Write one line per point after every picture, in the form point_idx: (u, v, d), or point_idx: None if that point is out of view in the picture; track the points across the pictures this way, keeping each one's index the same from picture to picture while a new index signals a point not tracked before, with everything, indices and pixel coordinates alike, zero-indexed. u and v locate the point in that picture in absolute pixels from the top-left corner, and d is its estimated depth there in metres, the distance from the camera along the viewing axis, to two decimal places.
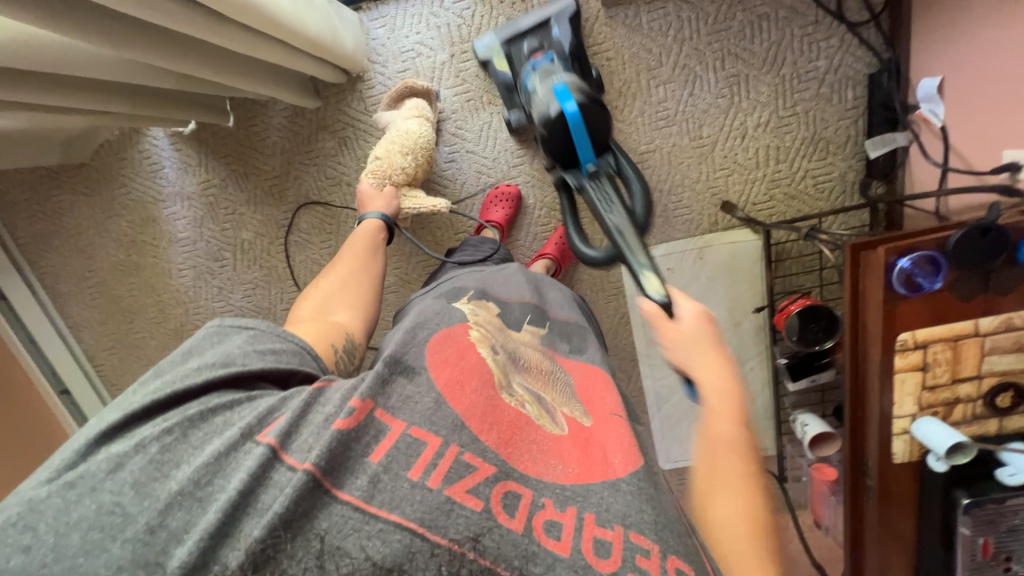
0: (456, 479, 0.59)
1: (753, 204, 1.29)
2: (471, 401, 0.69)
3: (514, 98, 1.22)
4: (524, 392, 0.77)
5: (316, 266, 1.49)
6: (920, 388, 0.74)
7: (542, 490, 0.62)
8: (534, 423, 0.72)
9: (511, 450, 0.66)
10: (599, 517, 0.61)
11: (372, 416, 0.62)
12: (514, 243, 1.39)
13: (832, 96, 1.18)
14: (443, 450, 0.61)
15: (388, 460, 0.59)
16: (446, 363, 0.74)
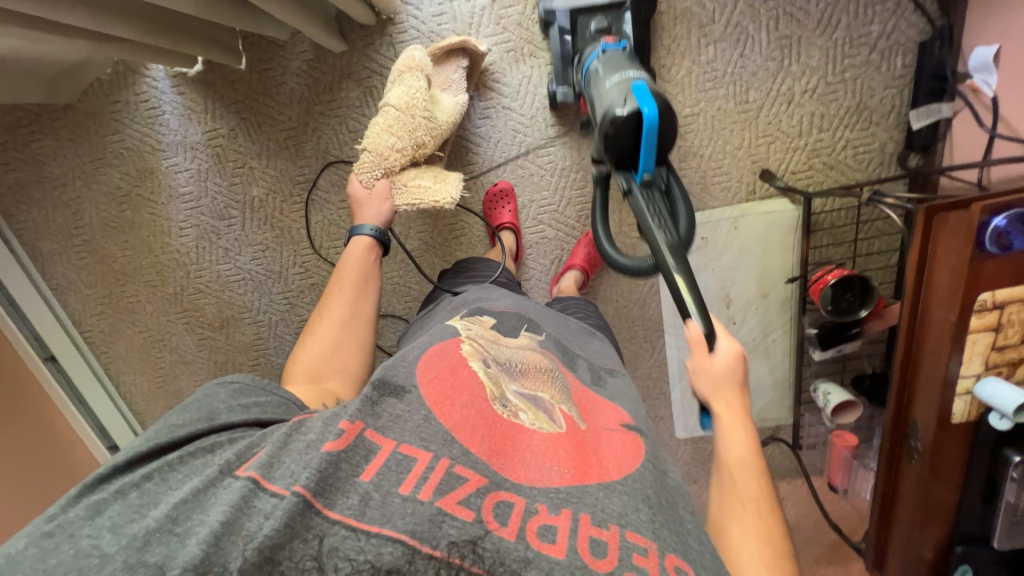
0: (446, 491, 0.58)
1: (792, 174, 1.27)
2: (461, 416, 0.67)
3: (567, 73, 1.16)
4: (519, 399, 0.75)
5: (334, 228, 1.41)
6: (990, 348, 0.76)
7: (534, 495, 0.61)
8: (529, 430, 0.70)
9: (506, 463, 0.64)
10: (594, 517, 0.59)
11: (362, 437, 0.61)
12: (547, 208, 1.34)
13: (881, 63, 1.17)
14: (432, 465, 0.60)
15: (382, 478, 0.58)
16: (438, 379, 0.72)
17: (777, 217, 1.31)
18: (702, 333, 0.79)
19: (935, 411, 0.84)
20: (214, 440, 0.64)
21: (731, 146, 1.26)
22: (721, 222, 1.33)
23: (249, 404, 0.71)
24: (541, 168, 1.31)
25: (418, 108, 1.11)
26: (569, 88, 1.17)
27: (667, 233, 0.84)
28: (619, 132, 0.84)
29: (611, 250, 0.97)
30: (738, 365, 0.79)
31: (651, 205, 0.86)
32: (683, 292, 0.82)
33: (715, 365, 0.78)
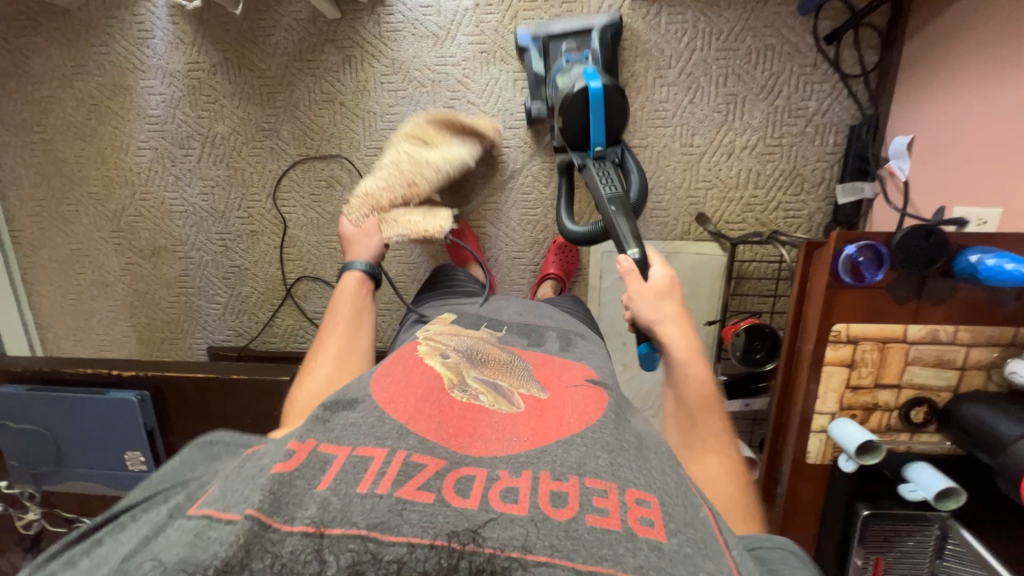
0: (404, 479, 0.49)
1: (726, 222, 1.33)
2: (415, 408, 0.59)
3: (541, 90, 1.24)
4: (479, 383, 0.68)
5: (286, 180, 1.44)
6: (845, 385, 0.92)
7: (495, 463, 0.53)
8: (488, 409, 0.62)
9: (464, 438, 0.56)
10: (554, 473, 0.52)
11: (315, 452, 0.52)
12: (491, 205, 1.38)
13: (815, 137, 1.26)
14: (390, 458, 0.51)
15: (310, 482, 0.49)
16: (394, 378, 0.66)
17: (706, 260, 1.35)
18: (635, 263, 0.89)
19: (797, 446, 0.96)
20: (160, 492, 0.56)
21: (672, 183, 1.32)
22: (653, 254, 1.36)
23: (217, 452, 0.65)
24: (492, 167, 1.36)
25: (404, 163, 1.17)
26: (541, 103, 1.25)
27: (614, 189, 0.98)
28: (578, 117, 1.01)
29: (569, 226, 1.11)
30: (672, 299, 0.90)
31: (601, 173, 1.02)
32: (626, 234, 0.92)
33: (653, 287, 0.90)
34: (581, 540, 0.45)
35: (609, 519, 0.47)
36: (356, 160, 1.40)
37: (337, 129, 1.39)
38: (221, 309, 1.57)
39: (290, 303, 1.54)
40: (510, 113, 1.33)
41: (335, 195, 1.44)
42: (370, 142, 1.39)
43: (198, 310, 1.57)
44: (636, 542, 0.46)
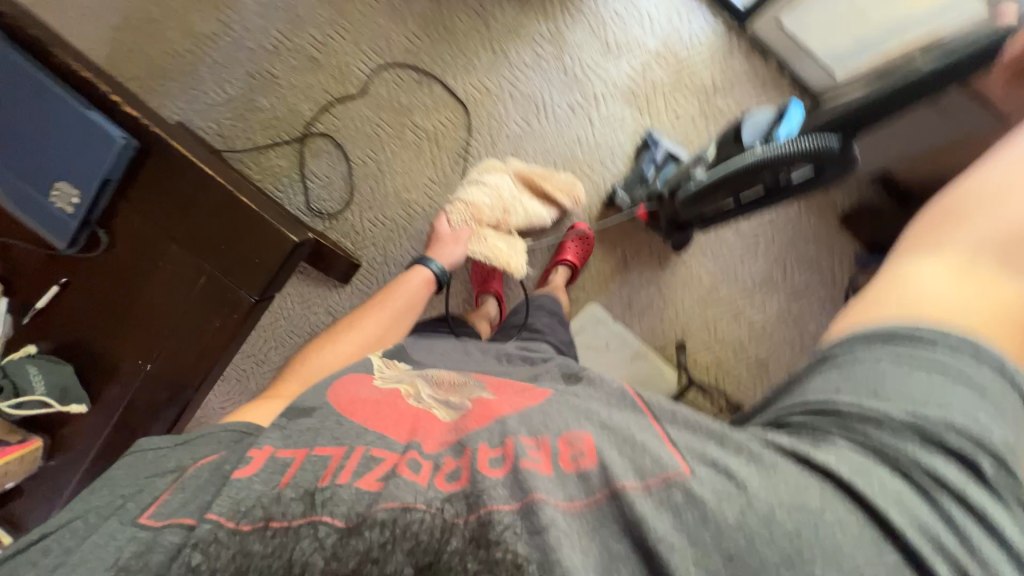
0: (364, 471, 0.48)
1: (696, 361, 1.41)
2: (373, 416, 0.57)
3: (635, 187, 1.28)
4: (433, 397, 0.63)
5: (382, 43, 1.33)
6: None
7: (441, 450, 0.51)
8: (440, 417, 0.58)
9: (420, 435, 0.54)
10: (493, 441, 0.50)
11: (272, 459, 0.51)
12: None
13: (797, 353, 1.40)
14: (347, 455, 0.50)
15: (267, 480, 0.48)
16: (353, 388, 0.62)
17: (659, 377, 1.39)
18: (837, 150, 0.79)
19: None
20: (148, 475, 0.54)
21: (681, 306, 1.41)
22: (627, 343, 1.39)
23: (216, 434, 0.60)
24: None
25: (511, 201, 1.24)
26: (628, 199, 1.29)
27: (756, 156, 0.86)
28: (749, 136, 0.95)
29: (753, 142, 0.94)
30: None
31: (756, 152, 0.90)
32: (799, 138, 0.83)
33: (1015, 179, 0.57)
34: (520, 482, 0.44)
35: (542, 463, 0.47)
36: (457, 80, 1.32)
37: (464, 43, 1.31)
38: (222, 98, 1.36)
39: (296, 146, 1.38)
40: (614, 154, 1.31)
41: (414, 93, 1.33)
42: (480, 77, 1.31)
43: (196, 81, 1.35)
44: (568, 476, 0.46)
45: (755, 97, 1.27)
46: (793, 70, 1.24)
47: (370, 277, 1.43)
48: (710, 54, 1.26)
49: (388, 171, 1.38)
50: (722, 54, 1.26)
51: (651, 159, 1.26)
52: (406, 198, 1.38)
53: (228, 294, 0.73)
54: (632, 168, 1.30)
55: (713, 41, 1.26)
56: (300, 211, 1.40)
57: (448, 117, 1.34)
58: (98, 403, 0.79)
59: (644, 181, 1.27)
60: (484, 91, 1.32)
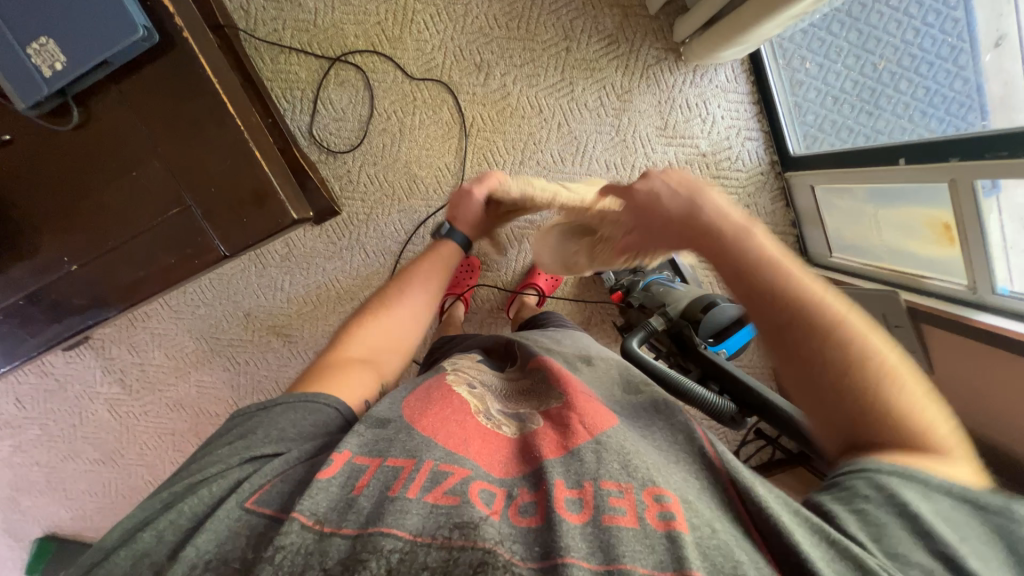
0: (432, 486, 0.46)
1: None
2: (445, 427, 0.54)
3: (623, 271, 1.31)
4: (501, 414, 0.62)
5: (460, 10, 1.25)
6: None
7: (515, 482, 0.49)
8: (512, 438, 0.57)
9: (487, 458, 0.52)
10: (567, 479, 0.48)
11: (351, 463, 0.49)
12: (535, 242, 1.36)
13: None
14: (418, 467, 0.48)
15: (343, 484, 0.47)
16: (419, 399, 0.60)
17: None
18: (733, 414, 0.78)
19: None
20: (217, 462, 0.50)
21: None
22: None
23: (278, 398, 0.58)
24: None
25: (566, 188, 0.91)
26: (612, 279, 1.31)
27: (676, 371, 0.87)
28: (708, 323, 0.91)
29: (721, 315, 0.91)
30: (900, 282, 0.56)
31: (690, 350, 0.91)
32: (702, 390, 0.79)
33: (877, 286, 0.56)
34: (603, 544, 0.42)
35: (628, 517, 0.44)
36: (514, 85, 1.27)
37: (538, 54, 1.26)
38: None
39: (324, 65, 1.25)
40: None
41: (468, 76, 1.27)
42: (537, 95, 1.27)
43: None
44: (656, 537, 0.43)
45: None
46: (801, 230, 1.33)
47: (344, 226, 1.36)
48: (745, 181, 1.32)
49: (408, 137, 1.30)
50: (754, 187, 1.32)
51: None
52: (414, 170, 1.32)
53: (197, 236, 0.65)
54: None
55: (752, 171, 1.32)
56: (300, 132, 1.28)
57: (490, 117, 1.29)
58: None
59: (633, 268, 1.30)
60: (535, 111, 1.28)
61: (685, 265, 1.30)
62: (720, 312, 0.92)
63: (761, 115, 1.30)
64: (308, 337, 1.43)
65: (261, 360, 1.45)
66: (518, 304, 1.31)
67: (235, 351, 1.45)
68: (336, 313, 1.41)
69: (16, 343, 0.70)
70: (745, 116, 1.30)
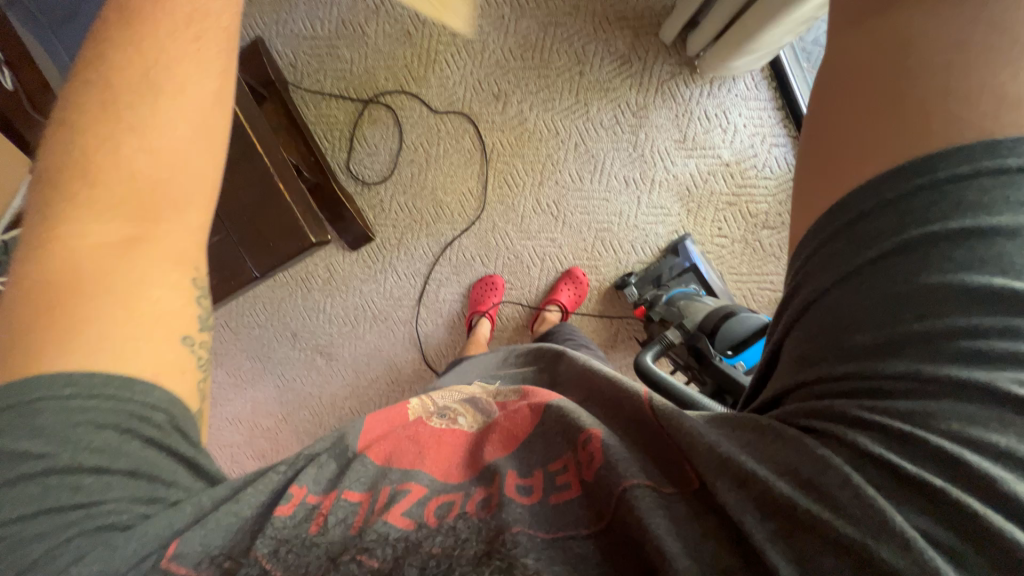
0: (392, 506, 0.49)
1: None
2: (402, 447, 0.56)
3: (646, 286, 1.29)
4: (460, 407, 0.67)
5: (478, 47, 1.34)
6: None
7: (467, 483, 0.52)
8: (465, 432, 0.60)
9: (441, 466, 0.55)
10: (516, 468, 0.52)
11: (304, 502, 0.49)
12: (557, 260, 1.38)
13: None
14: (375, 495, 0.51)
15: (298, 525, 0.48)
16: (383, 420, 0.62)
17: None
18: None
19: None
20: (146, 449, 0.47)
21: None
22: None
23: (41, 387, 0.44)
24: (590, 245, 1.35)
25: None
26: (635, 295, 1.29)
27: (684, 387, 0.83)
28: (724, 335, 0.86)
29: (737, 326, 0.86)
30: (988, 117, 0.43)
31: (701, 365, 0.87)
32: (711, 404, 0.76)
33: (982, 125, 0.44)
34: (551, 516, 0.47)
35: (567, 489, 0.49)
36: (531, 111, 1.32)
37: (553, 80, 1.31)
38: (309, 34, 1.36)
39: (359, 107, 1.38)
40: (646, 241, 1.32)
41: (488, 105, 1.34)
42: (553, 118, 1.31)
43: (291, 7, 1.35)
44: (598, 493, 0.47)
45: None
46: None
47: (378, 251, 1.46)
48: (775, 188, 1.26)
49: (433, 166, 1.39)
50: (786, 193, 1.26)
51: (673, 267, 1.26)
52: (440, 196, 1.40)
53: (231, 261, 0.75)
54: (655, 262, 1.30)
55: (783, 177, 1.26)
56: (338, 167, 1.41)
57: (509, 142, 1.35)
58: None
59: (656, 283, 1.28)
60: (553, 133, 1.32)
61: (713, 277, 1.26)
62: (737, 323, 0.87)
63: (790, 120, 1.25)
64: (346, 355, 1.52)
65: (306, 377, 1.56)
66: (541, 322, 1.33)
67: (284, 368, 1.57)
68: (371, 333, 1.50)
69: None
70: (770, 122, 1.26)
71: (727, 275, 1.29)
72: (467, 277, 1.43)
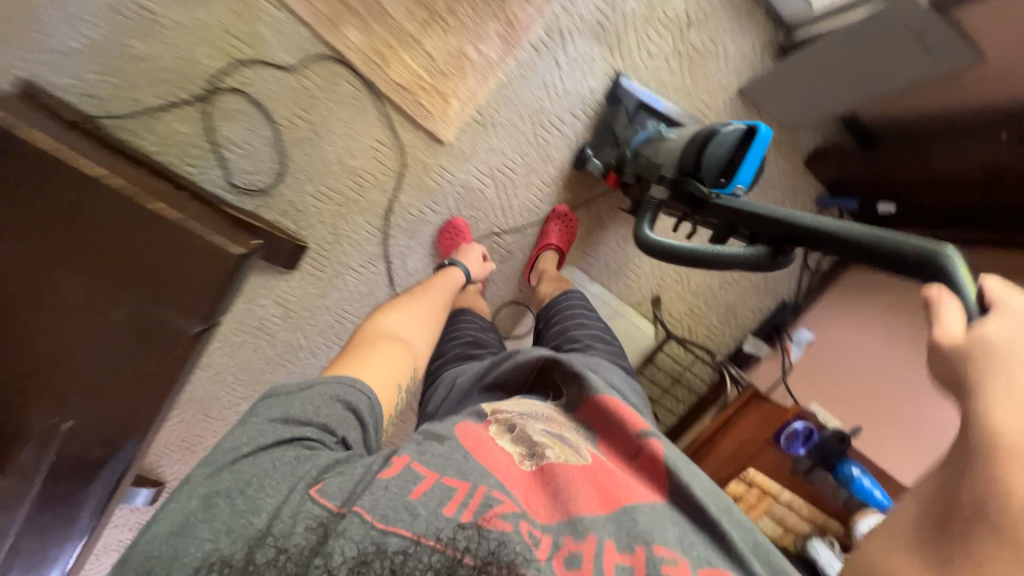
0: (485, 510, 0.53)
1: (669, 313, 1.48)
2: (495, 461, 0.61)
3: (604, 147, 1.19)
4: (546, 434, 0.66)
5: None
6: None
7: (551, 526, 0.54)
8: (559, 464, 0.61)
9: (533, 503, 0.57)
10: (618, 542, 0.53)
11: (408, 467, 0.58)
12: (507, 169, 1.25)
13: (759, 292, 1.49)
14: (471, 491, 0.56)
15: (401, 487, 0.55)
16: (479, 438, 0.65)
17: (635, 334, 1.43)
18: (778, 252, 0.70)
19: None
20: (326, 415, 0.65)
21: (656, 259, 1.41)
22: (607, 305, 1.41)
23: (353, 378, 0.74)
24: (531, 135, 1.23)
25: None
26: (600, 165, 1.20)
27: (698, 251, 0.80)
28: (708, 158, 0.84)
29: (713, 147, 0.84)
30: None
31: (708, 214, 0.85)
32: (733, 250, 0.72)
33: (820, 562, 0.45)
34: None
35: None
36: (398, 11, 1.08)
37: None
38: (82, 45, 1.03)
39: (199, 107, 1.11)
40: (586, 103, 1.21)
41: (346, 28, 1.09)
42: (426, 7, 1.09)
43: (35, 19, 1.00)
44: None
45: (728, 31, 1.19)
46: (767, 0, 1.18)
47: (322, 257, 1.28)
48: None
49: (325, 135, 1.17)
50: None
51: (623, 114, 1.16)
52: (353, 164, 1.20)
53: (163, 327, 0.62)
54: (601, 122, 1.20)
55: None
56: (220, 188, 1.17)
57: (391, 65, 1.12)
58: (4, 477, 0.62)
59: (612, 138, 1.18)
60: (435, 27, 1.10)
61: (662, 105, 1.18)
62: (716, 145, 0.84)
63: None
64: None
65: None
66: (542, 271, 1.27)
67: None
68: None
69: (79, 519, 0.67)
70: None
71: (673, 96, 1.21)
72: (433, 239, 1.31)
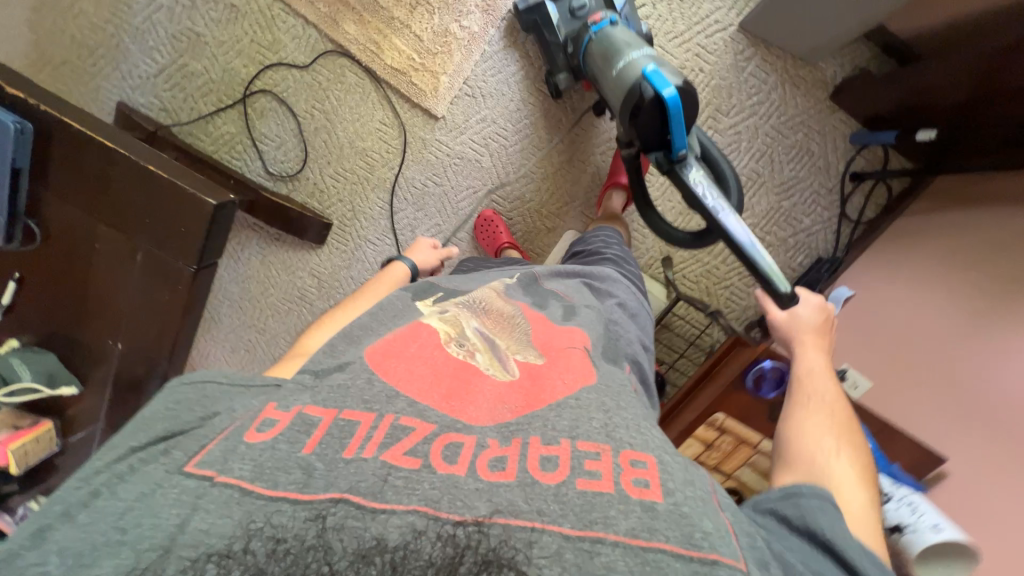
0: (392, 443, 0.46)
1: (685, 275, 1.40)
2: (413, 373, 0.56)
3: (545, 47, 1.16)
4: (477, 337, 0.64)
5: None
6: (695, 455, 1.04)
7: (485, 430, 0.50)
8: (483, 372, 0.58)
9: (459, 405, 0.53)
10: (544, 437, 0.49)
11: (300, 417, 0.49)
12: (500, 137, 1.30)
13: (791, 250, 1.32)
14: (377, 423, 0.49)
15: (292, 447, 0.45)
16: (392, 348, 0.59)
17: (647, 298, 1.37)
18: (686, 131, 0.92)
19: None
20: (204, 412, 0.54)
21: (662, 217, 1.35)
22: None
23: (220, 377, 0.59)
24: (519, 102, 1.27)
25: None
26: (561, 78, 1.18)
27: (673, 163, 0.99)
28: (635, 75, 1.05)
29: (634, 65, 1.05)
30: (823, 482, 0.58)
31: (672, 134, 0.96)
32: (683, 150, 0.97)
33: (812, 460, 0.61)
34: (583, 506, 0.42)
35: (652, 489, 0.45)
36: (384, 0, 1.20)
37: None
38: (155, 68, 1.30)
39: (240, 109, 1.33)
40: None
41: (343, 24, 1.22)
42: None
43: (123, 53, 1.30)
44: (634, 501, 0.43)
45: None
46: None
47: (343, 233, 1.44)
48: None
49: (337, 121, 1.32)
50: None
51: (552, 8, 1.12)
52: (361, 146, 1.34)
53: (166, 267, 0.74)
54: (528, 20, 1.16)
55: None
56: (261, 177, 1.38)
57: (386, 51, 1.23)
58: (89, 384, 0.85)
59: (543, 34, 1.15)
60: (417, 7, 1.20)
61: None
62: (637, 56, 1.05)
63: None
64: None
65: None
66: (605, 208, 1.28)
67: None
68: None
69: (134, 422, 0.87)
70: None
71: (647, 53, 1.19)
72: (459, 211, 1.37)
